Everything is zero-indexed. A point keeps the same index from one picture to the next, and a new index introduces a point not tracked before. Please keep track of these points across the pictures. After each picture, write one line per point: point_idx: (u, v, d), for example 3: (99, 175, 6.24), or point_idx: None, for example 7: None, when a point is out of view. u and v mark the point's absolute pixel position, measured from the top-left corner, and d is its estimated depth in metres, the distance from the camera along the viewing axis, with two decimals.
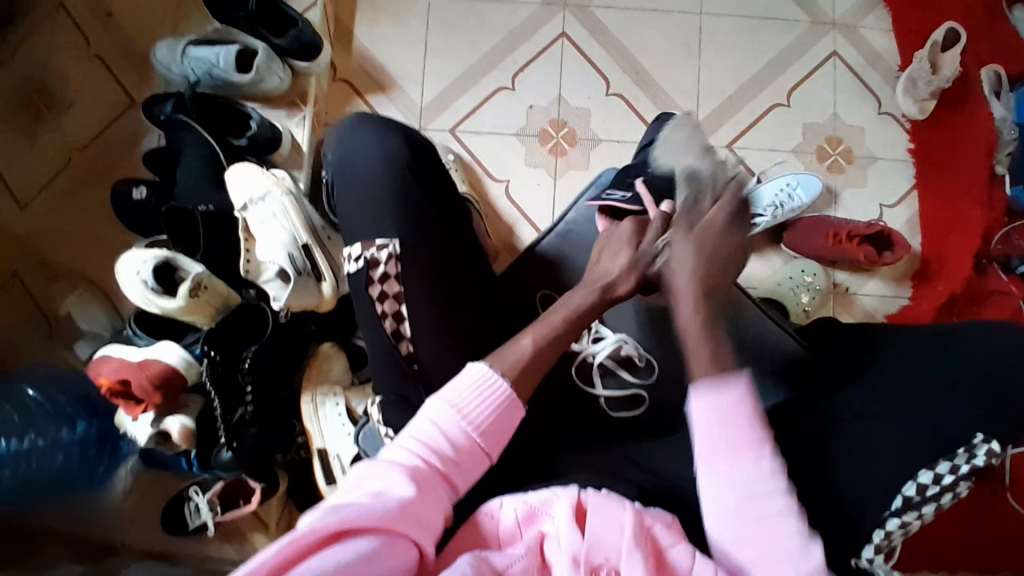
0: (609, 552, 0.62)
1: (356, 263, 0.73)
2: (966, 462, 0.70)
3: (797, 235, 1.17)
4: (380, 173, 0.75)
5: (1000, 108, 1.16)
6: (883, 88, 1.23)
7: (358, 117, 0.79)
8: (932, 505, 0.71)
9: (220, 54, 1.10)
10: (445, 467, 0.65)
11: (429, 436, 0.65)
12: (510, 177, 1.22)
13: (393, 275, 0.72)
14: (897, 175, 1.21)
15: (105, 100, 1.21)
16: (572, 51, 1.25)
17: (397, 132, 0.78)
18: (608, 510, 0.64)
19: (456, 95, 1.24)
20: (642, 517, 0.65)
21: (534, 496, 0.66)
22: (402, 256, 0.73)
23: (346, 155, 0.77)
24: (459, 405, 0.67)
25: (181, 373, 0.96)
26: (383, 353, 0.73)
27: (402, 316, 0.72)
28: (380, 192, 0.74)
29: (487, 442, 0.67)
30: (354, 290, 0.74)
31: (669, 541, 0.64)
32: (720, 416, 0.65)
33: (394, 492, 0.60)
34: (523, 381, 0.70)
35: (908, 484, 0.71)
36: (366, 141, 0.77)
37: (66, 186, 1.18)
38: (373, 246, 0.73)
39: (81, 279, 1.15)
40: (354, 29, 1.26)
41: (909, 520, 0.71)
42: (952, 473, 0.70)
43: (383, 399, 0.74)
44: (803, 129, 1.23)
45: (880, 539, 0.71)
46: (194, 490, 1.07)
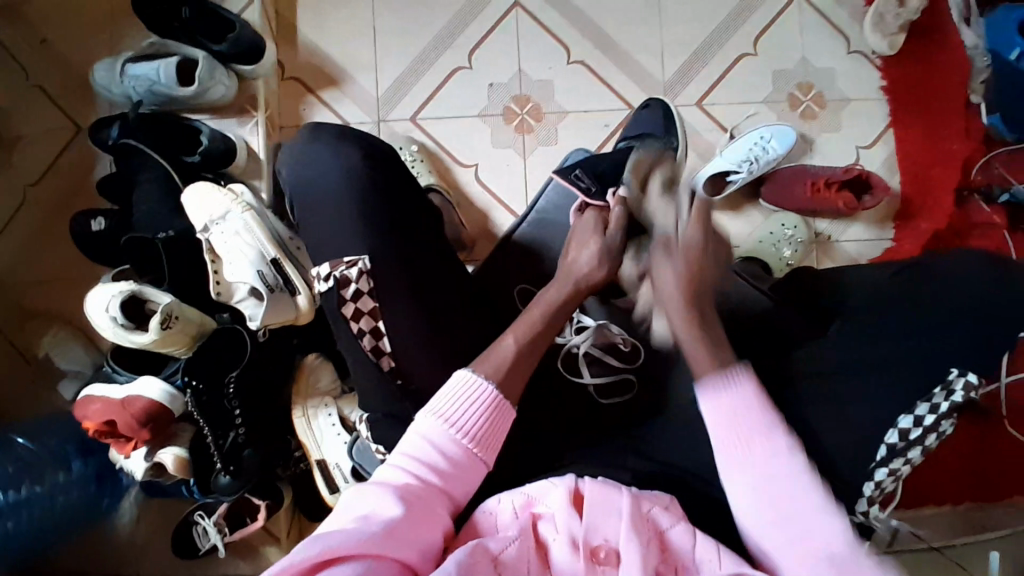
0: (608, 533, 0.62)
1: (326, 282, 0.70)
2: (945, 400, 0.70)
3: (775, 189, 1.14)
4: (337, 189, 0.72)
5: (971, 35, 1.11)
6: (851, 25, 1.19)
7: (307, 131, 0.75)
8: (918, 449, 0.70)
9: (159, 69, 1.04)
10: (443, 481, 0.64)
11: (420, 451, 0.65)
12: (478, 161, 1.19)
13: (366, 291, 0.70)
14: (872, 114, 1.18)
15: (52, 129, 1.16)
16: (527, 21, 1.20)
17: (352, 141, 0.75)
18: (606, 499, 0.63)
19: (413, 81, 1.20)
20: (639, 501, 0.63)
21: (531, 487, 0.65)
22: (373, 271, 0.70)
23: (300, 172, 0.74)
24: (446, 414, 0.66)
25: (167, 406, 0.93)
26: (365, 372, 0.71)
27: (380, 333, 0.70)
28: (340, 207, 0.72)
29: (480, 449, 0.66)
30: (327, 309, 0.71)
31: (667, 523, 0.63)
32: (729, 416, 0.66)
33: (383, 514, 0.59)
34: (508, 383, 0.69)
35: (891, 431, 0.70)
36: (318, 156, 0.74)
37: (27, 224, 1.14)
38: (342, 264, 0.70)
39: (59, 317, 1.13)
40: (298, 23, 1.20)
41: (897, 468, 0.70)
42: (931, 413, 0.69)
43: (371, 417, 0.74)
44: (773, 77, 1.19)
45: (871, 491, 0.71)
46: (199, 515, 1.05)
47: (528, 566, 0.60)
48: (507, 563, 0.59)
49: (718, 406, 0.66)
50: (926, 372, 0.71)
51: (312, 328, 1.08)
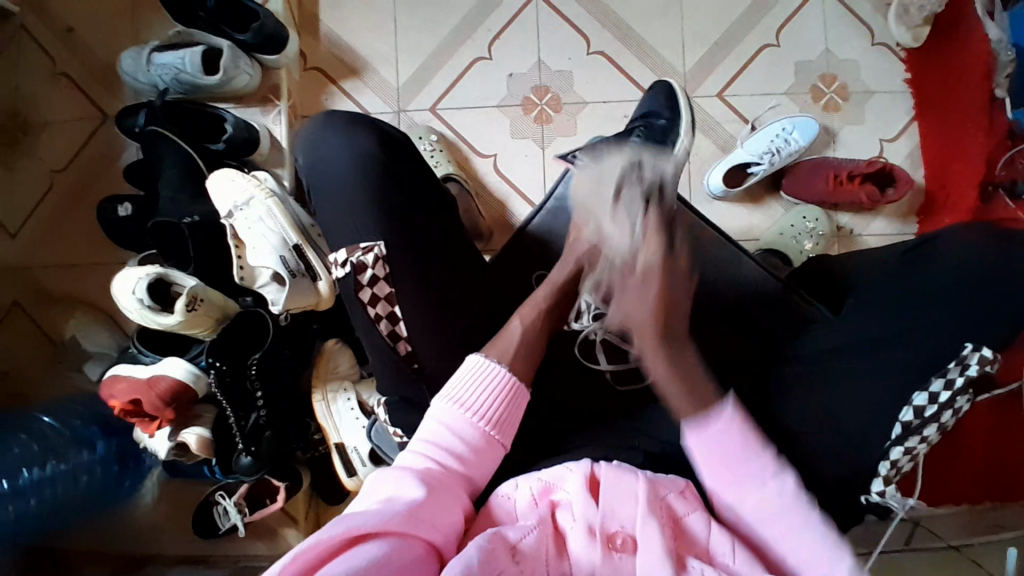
0: (625, 520, 0.62)
1: (344, 268, 0.71)
2: (960, 374, 0.74)
3: (796, 181, 1.13)
4: (353, 175, 0.73)
5: (995, 29, 1.09)
6: (876, 17, 1.18)
7: (322, 120, 0.76)
8: (935, 426, 0.73)
9: (185, 57, 1.07)
10: (462, 465, 0.65)
11: (439, 437, 0.66)
12: (496, 152, 1.19)
13: (382, 278, 0.70)
14: (894, 108, 1.17)
15: (79, 116, 1.18)
16: (547, 12, 1.20)
17: (367, 128, 0.75)
18: (621, 483, 0.64)
19: (434, 71, 1.21)
20: (655, 486, 0.64)
21: (547, 473, 0.67)
22: (388, 258, 0.71)
23: (316, 159, 0.75)
24: (462, 400, 0.67)
25: (190, 386, 0.97)
26: (382, 359, 0.72)
27: (397, 317, 0.71)
28: (357, 191, 0.72)
29: (498, 433, 0.68)
30: (343, 293, 0.72)
31: (683, 509, 0.64)
32: (717, 446, 0.65)
33: (405, 496, 0.59)
34: (518, 365, 0.72)
35: (906, 410, 0.73)
36: (332, 145, 0.74)
37: (53, 208, 1.17)
38: (357, 251, 0.70)
39: (84, 300, 1.15)
40: (321, 14, 1.22)
41: (912, 447, 0.73)
42: (946, 389, 0.73)
43: (387, 400, 0.77)
44: (794, 69, 1.18)
45: (887, 472, 0.74)
46: (221, 495, 1.09)
47: (546, 553, 0.60)
48: (525, 552, 0.59)
49: (710, 438, 0.65)
50: (932, 356, 0.74)
51: (332, 314, 1.09)
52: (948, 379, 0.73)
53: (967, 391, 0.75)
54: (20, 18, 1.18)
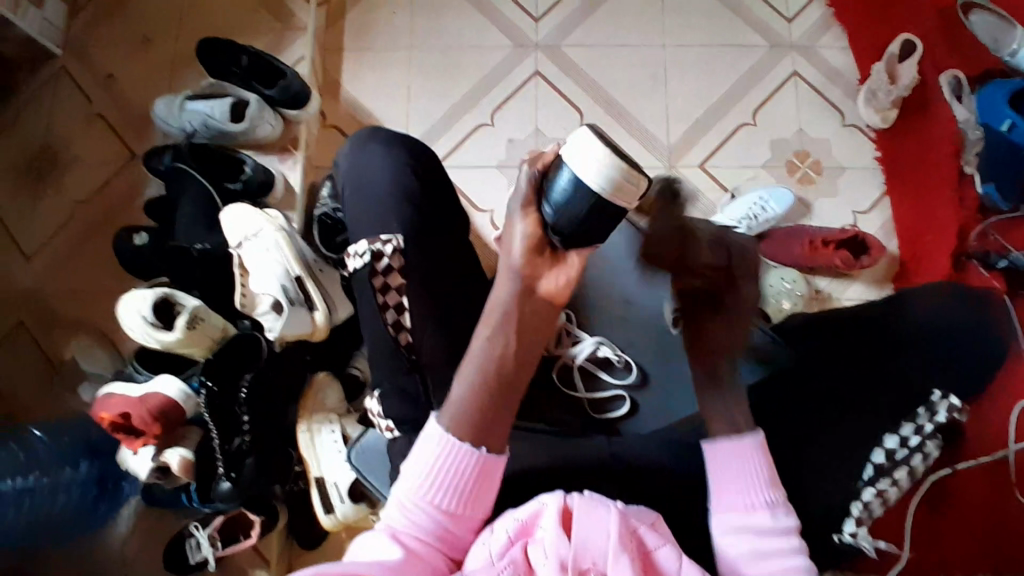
0: (597, 555, 0.61)
1: (362, 257, 0.80)
2: (929, 421, 0.85)
3: (775, 246, 1.20)
4: (386, 180, 0.85)
5: (962, 110, 1.20)
6: (845, 102, 1.30)
7: (366, 134, 0.89)
8: (904, 469, 0.84)
9: (213, 106, 1.18)
10: (431, 538, 0.65)
11: (407, 511, 0.66)
12: (494, 208, 1.27)
13: (397, 268, 0.80)
14: (866, 182, 1.26)
15: (108, 157, 1.28)
16: (546, 86, 1.33)
17: (403, 146, 0.88)
18: (595, 515, 0.62)
19: (441, 132, 1.31)
20: (626, 517, 0.63)
21: (523, 511, 0.64)
22: (404, 250, 0.81)
23: (356, 166, 0.88)
24: (422, 480, 0.66)
25: (180, 404, 0.99)
26: (384, 343, 0.79)
27: (403, 308, 0.79)
28: (382, 193, 0.84)
29: (465, 511, 0.66)
30: (358, 282, 0.81)
31: (654, 543, 0.63)
32: (734, 463, 0.67)
33: (383, 559, 0.63)
34: (476, 430, 0.65)
35: (877, 452, 0.83)
36: (373, 154, 0.87)
37: (70, 238, 1.25)
38: (378, 241, 0.80)
39: (87, 325, 1.20)
40: (342, 80, 1.34)
41: (885, 487, 0.82)
42: (916, 435, 0.84)
43: (380, 391, 0.79)
44: (770, 145, 1.28)
45: (858, 512, 0.79)
46: (194, 527, 1.06)
47: None
48: None
49: (726, 456, 0.68)
50: None
51: (324, 346, 1.12)
52: (917, 424, 0.85)
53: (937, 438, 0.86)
54: (62, 61, 1.33)
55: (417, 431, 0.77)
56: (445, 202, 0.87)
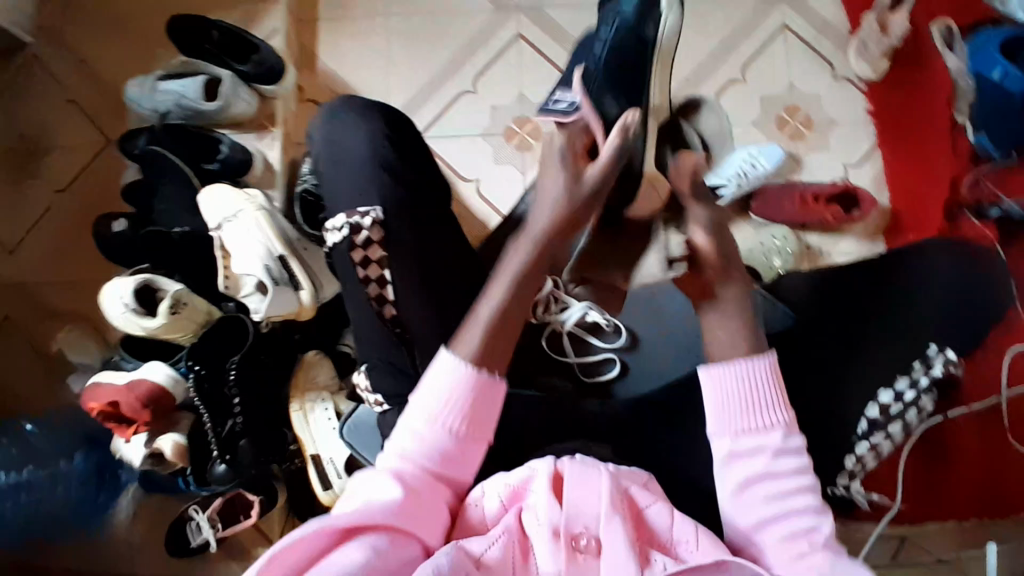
0: (588, 520, 0.60)
1: (340, 232, 0.78)
2: (923, 375, 0.82)
3: (765, 203, 1.18)
4: (362, 151, 0.82)
5: (955, 59, 1.13)
6: (836, 54, 1.26)
7: (341, 103, 0.86)
8: (898, 423, 0.81)
9: (188, 85, 1.15)
10: (436, 467, 0.65)
11: (412, 443, 0.65)
12: (479, 177, 1.25)
13: (376, 240, 0.77)
14: (857, 135, 1.24)
15: (84, 142, 1.26)
16: (528, 50, 1.29)
17: (378, 114, 0.85)
18: (587, 478, 0.62)
19: (422, 102, 1.28)
20: (619, 479, 0.63)
21: (513, 476, 0.64)
22: (384, 221, 0.78)
23: (329, 137, 0.85)
24: (432, 407, 0.65)
25: (169, 391, 0.99)
26: (368, 319, 0.78)
27: (385, 281, 0.77)
28: (359, 165, 0.82)
29: (473, 436, 0.66)
30: (338, 256, 0.79)
31: (646, 501, 0.62)
32: (739, 388, 0.67)
33: (384, 498, 0.61)
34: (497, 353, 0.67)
35: (872, 406, 0.80)
36: (347, 124, 0.84)
37: (51, 227, 1.23)
38: (356, 214, 0.78)
39: (75, 315, 1.19)
40: (318, 52, 1.30)
41: (878, 441, 0.80)
42: (911, 388, 0.82)
43: (368, 366, 0.79)
44: (761, 101, 1.26)
45: (853, 465, 0.81)
46: (194, 510, 1.07)
47: (512, 563, 0.60)
48: (490, 563, 0.59)
49: (728, 382, 0.67)
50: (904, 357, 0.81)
51: (313, 326, 1.10)
52: (912, 379, 0.82)
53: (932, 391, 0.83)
54: (30, 46, 1.29)
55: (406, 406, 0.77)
56: (428, 175, 0.85)
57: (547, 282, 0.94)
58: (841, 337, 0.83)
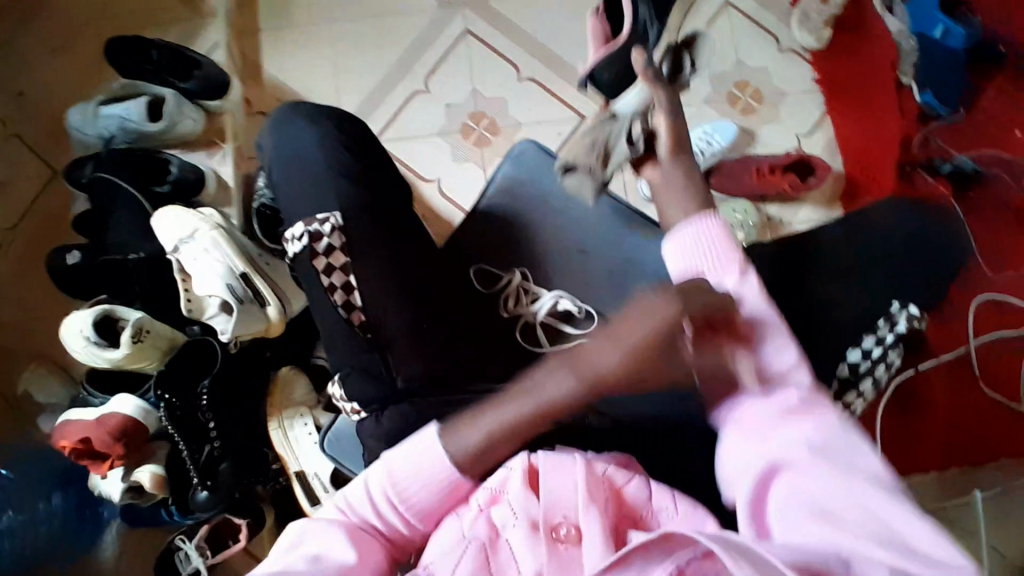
0: (567, 509, 0.61)
1: (300, 242, 0.78)
2: (890, 331, 0.84)
3: (723, 178, 1.19)
4: (315, 159, 0.81)
5: (895, 21, 1.18)
6: (779, 26, 1.28)
7: (288, 110, 0.85)
8: (869, 379, 0.85)
9: (130, 108, 1.12)
10: (385, 532, 0.65)
11: (369, 506, 0.65)
12: (440, 176, 1.24)
13: (338, 247, 0.77)
14: (807, 104, 1.25)
15: (29, 174, 1.22)
16: (477, 45, 1.28)
17: (329, 119, 0.84)
18: (562, 468, 0.63)
19: (376, 105, 1.27)
20: (593, 465, 0.64)
21: (490, 478, 0.64)
22: (345, 227, 0.78)
23: (280, 146, 0.84)
24: (398, 480, 0.64)
25: (141, 421, 0.96)
26: (336, 329, 0.77)
27: (351, 287, 0.77)
28: (313, 175, 0.80)
29: (434, 518, 0.65)
30: (300, 267, 0.78)
31: (624, 480, 0.64)
32: (692, 240, 0.74)
33: (334, 557, 0.61)
34: (501, 445, 0.64)
35: (841, 367, 0.84)
36: (296, 131, 0.83)
37: (3, 265, 1.19)
38: (315, 221, 0.77)
39: (37, 353, 1.16)
40: (264, 63, 1.28)
41: (851, 398, 0.85)
42: (878, 345, 0.83)
43: (342, 374, 0.78)
44: (711, 78, 1.27)
45: None
46: (181, 539, 1.05)
47: (484, 563, 0.61)
48: None
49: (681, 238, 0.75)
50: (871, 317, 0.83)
51: (285, 342, 1.10)
52: (878, 336, 0.83)
53: (899, 346, 0.85)
54: None
55: (384, 410, 0.76)
56: (388, 179, 0.85)
57: (516, 274, 0.93)
58: (807, 302, 0.84)
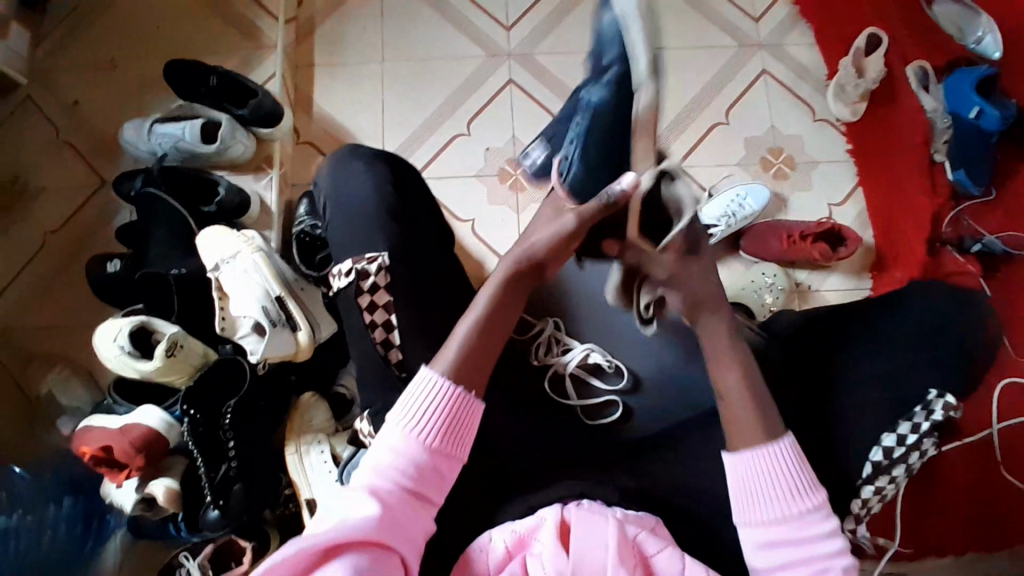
0: (594, 568, 0.63)
1: (346, 277, 0.80)
2: (926, 419, 0.80)
3: (753, 242, 1.21)
4: (366, 197, 0.84)
5: (930, 100, 1.21)
6: (815, 98, 1.32)
7: (348, 151, 0.89)
8: (902, 467, 0.79)
9: (186, 128, 1.17)
10: (414, 485, 0.66)
11: (390, 452, 0.67)
12: (474, 217, 1.27)
13: (382, 286, 0.78)
14: (840, 174, 1.28)
15: (79, 183, 1.26)
16: (519, 94, 1.33)
17: (385, 162, 0.88)
18: (592, 525, 0.65)
19: (418, 144, 1.31)
20: (625, 527, 0.66)
21: (521, 523, 0.67)
22: (390, 268, 0.79)
23: (334, 183, 0.88)
24: (410, 421, 0.68)
25: (163, 434, 0.98)
26: (370, 364, 0.78)
27: (392, 326, 0.77)
28: (362, 210, 0.83)
29: (455, 451, 0.69)
30: (345, 303, 0.80)
31: (654, 548, 0.65)
32: (760, 474, 0.71)
33: (362, 513, 0.63)
34: (478, 357, 0.71)
35: (875, 450, 0.80)
36: (354, 171, 0.87)
37: (43, 268, 1.22)
38: (363, 260, 0.79)
39: (64, 358, 1.18)
40: (314, 97, 1.33)
41: (882, 486, 0.80)
42: (914, 432, 0.79)
43: (369, 412, 0.78)
44: (746, 143, 1.30)
45: (858, 508, 0.81)
46: (184, 556, 1.01)
47: None
48: None
49: (749, 470, 0.71)
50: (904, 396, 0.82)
51: (311, 366, 1.11)
52: (913, 423, 0.80)
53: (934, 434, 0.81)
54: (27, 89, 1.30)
55: None
56: (433, 221, 0.88)
57: (549, 323, 0.91)
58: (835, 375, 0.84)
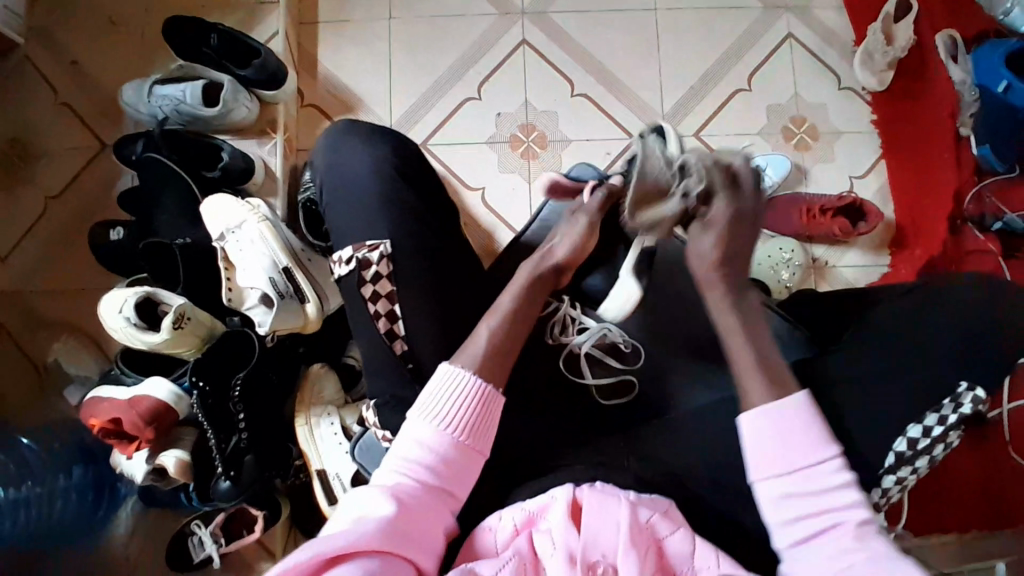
0: (606, 549, 0.62)
1: (348, 265, 0.77)
2: (953, 412, 0.71)
3: (775, 214, 1.18)
4: (371, 176, 0.81)
5: (957, 70, 1.16)
6: (840, 64, 1.27)
7: (342, 130, 0.85)
8: (925, 459, 0.70)
9: (186, 90, 1.12)
10: (439, 479, 0.66)
11: (416, 448, 0.67)
12: (484, 185, 1.23)
13: (385, 275, 0.76)
14: (863, 146, 1.24)
15: (78, 145, 1.22)
16: (533, 56, 1.27)
17: (385, 141, 0.85)
18: (606, 508, 0.64)
19: (426, 108, 1.26)
20: (638, 510, 0.64)
21: (531, 502, 0.66)
22: (393, 256, 0.77)
23: (332, 164, 0.84)
24: (435, 417, 0.68)
25: (173, 407, 0.97)
26: (378, 350, 0.77)
27: (396, 316, 0.76)
28: (365, 191, 0.81)
29: (476, 444, 0.68)
30: (347, 290, 0.78)
31: (666, 531, 0.64)
32: (774, 432, 0.66)
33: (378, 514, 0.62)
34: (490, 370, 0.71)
35: (898, 439, 0.71)
36: (352, 151, 0.83)
37: (44, 234, 1.19)
38: (364, 248, 0.77)
39: (70, 326, 1.16)
40: (319, 56, 1.28)
41: (904, 476, 0.71)
42: (939, 424, 0.70)
43: (377, 401, 0.78)
44: (767, 111, 1.25)
45: (878, 499, 0.72)
46: (196, 524, 1.03)
47: None
48: None
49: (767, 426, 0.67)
50: None
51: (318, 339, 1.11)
52: (940, 414, 0.70)
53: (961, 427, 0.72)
54: (23, 47, 1.25)
55: None
56: (440, 199, 0.86)
57: (564, 302, 0.92)
58: None
